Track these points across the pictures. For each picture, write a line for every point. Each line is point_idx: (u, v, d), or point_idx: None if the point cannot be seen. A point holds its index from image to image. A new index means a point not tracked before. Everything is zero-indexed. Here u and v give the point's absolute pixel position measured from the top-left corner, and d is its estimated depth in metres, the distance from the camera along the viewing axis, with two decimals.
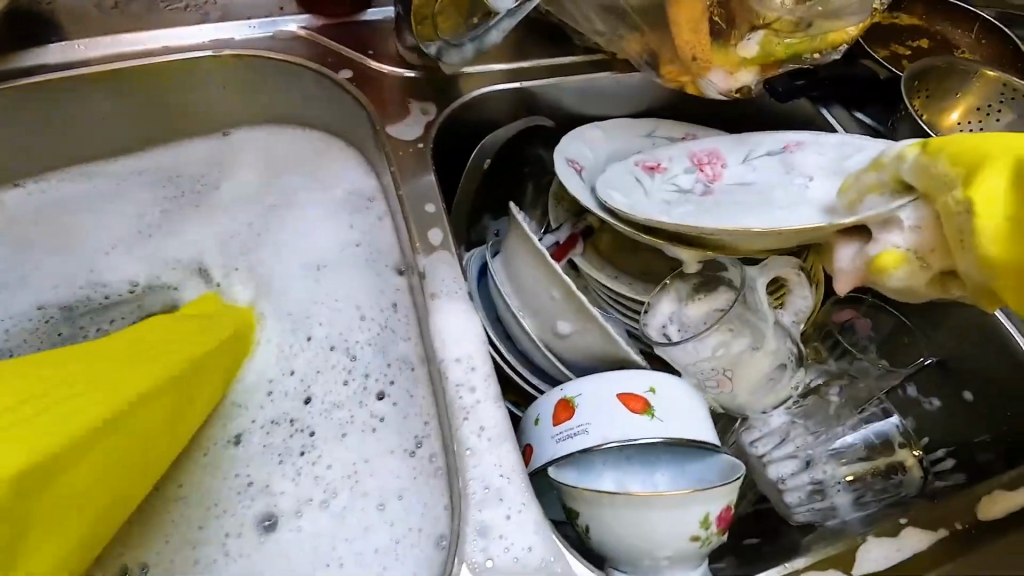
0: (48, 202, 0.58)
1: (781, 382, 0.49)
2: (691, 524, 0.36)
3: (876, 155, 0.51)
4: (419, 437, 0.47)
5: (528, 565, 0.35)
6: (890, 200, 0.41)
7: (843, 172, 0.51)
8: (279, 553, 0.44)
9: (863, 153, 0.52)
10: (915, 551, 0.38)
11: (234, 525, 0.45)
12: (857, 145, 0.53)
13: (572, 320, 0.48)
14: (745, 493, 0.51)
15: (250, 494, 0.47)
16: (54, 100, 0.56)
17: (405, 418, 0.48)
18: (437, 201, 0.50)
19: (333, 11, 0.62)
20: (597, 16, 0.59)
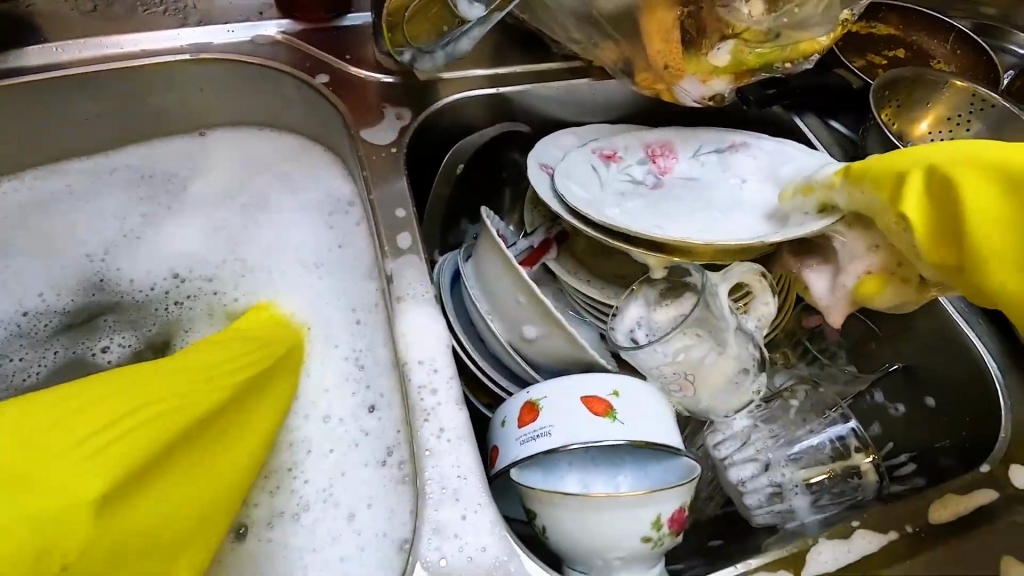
0: (25, 203, 0.59)
1: (744, 386, 0.49)
2: (643, 525, 0.37)
3: (806, 165, 0.57)
4: (390, 447, 0.47)
5: (482, 565, 0.35)
6: (816, 218, 0.49)
7: (777, 181, 0.57)
8: (249, 553, 0.44)
9: (794, 162, 0.58)
10: (866, 553, 0.39)
11: None
12: (791, 152, 0.59)
13: (538, 325, 0.49)
14: (714, 494, 0.51)
15: None
16: (32, 102, 0.56)
17: (380, 424, 0.49)
18: (408, 206, 0.51)
19: (312, 16, 0.63)
20: (572, 23, 0.60)
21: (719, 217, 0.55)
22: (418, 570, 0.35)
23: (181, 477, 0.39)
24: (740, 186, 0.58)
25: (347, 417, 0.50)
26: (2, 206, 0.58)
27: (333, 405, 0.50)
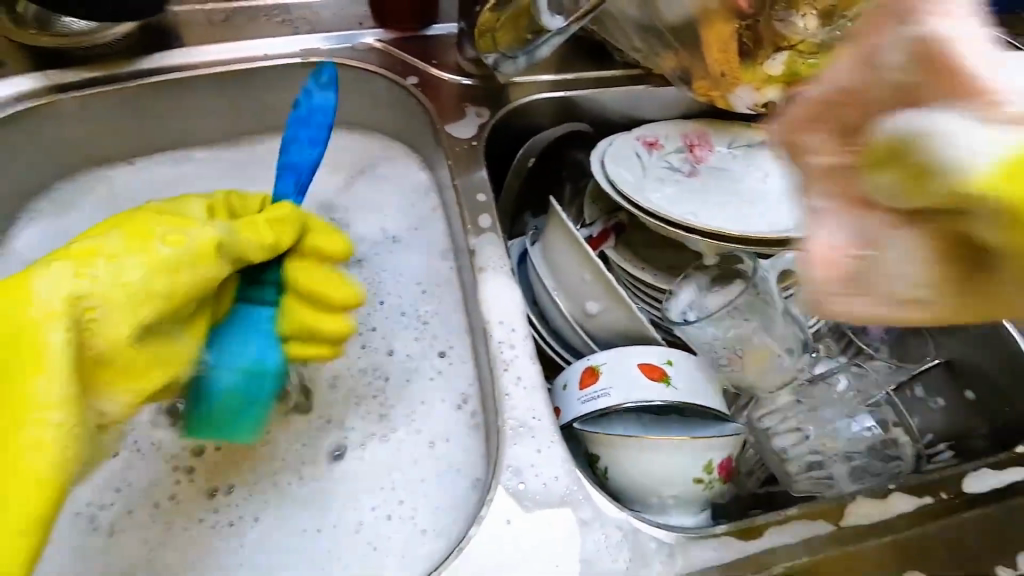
0: (148, 180, 0.65)
1: (787, 364, 0.55)
2: (696, 468, 0.43)
3: None
4: (463, 394, 0.54)
5: (554, 491, 0.41)
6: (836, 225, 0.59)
7: (801, 180, 0.65)
8: (347, 479, 0.51)
9: None
10: (901, 512, 0.43)
11: (309, 453, 0.52)
12: None
13: (601, 300, 0.54)
14: (755, 471, 0.54)
15: (322, 428, 0.53)
16: (168, 93, 0.64)
17: (456, 378, 0.55)
18: (487, 192, 0.58)
19: (403, 26, 0.71)
20: (636, 35, 0.66)
21: (749, 209, 0.63)
22: (500, 491, 0.41)
23: (18, 384, 0.34)
24: (764, 181, 0.66)
25: (423, 369, 0.56)
26: (126, 182, 0.65)
27: (414, 359, 0.57)
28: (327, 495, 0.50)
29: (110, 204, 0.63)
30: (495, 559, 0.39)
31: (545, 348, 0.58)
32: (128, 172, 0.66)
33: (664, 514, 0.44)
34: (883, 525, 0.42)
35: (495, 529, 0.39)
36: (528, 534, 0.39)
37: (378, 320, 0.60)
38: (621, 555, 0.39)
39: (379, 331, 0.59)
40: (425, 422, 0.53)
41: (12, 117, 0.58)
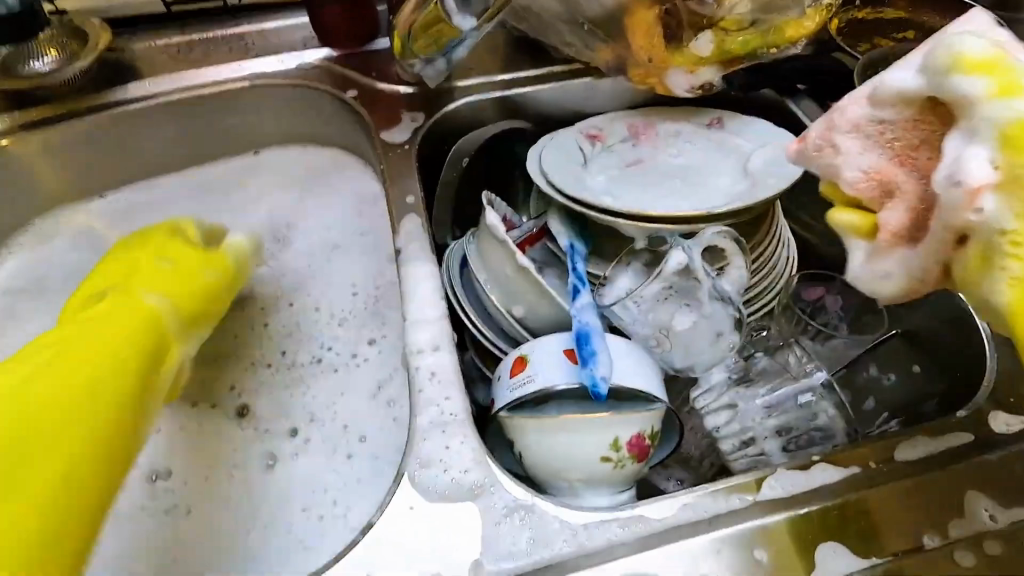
0: (120, 208, 0.71)
1: (722, 342, 0.51)
2: (600, 445, 0.41)
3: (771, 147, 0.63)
4: (382, 381, 0.57)
5: (462, 485, 0.40)
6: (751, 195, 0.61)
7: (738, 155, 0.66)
8: (281, 488, 0.51)
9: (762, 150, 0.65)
10: (822, 482, 0.40)
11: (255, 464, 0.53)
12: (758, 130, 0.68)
13: (523, 303, 0.55)
14: (710, 459, 0.50)
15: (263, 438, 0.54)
16: (124, 124, 0.68)
17: (383, 366, 0.58)
18: (417, 193, 0.59)
19: (345, 44, 0.74)
20: (565, 30, 0.68)
21: (679, 185, 0.65)
22: (403, 484, 0.40)
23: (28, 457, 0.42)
24: (685, 157, 0.69)
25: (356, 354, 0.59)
26: (94, 211, 0.70)
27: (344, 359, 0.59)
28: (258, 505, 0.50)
29: (82, 232, 0.69)
30: (393, 548, 0.38)
31: (483, 342, 0.57)
32: (99, 203, 0.71)
33: (576, 496, 0.42)
34: (803, 496, 0.40)
35: (397, 516, 0.39)
36: (431, 523, 0.39)
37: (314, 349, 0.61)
38: (523, 536, 0.38)
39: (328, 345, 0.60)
40: (344, 410, 0.55)
41: None
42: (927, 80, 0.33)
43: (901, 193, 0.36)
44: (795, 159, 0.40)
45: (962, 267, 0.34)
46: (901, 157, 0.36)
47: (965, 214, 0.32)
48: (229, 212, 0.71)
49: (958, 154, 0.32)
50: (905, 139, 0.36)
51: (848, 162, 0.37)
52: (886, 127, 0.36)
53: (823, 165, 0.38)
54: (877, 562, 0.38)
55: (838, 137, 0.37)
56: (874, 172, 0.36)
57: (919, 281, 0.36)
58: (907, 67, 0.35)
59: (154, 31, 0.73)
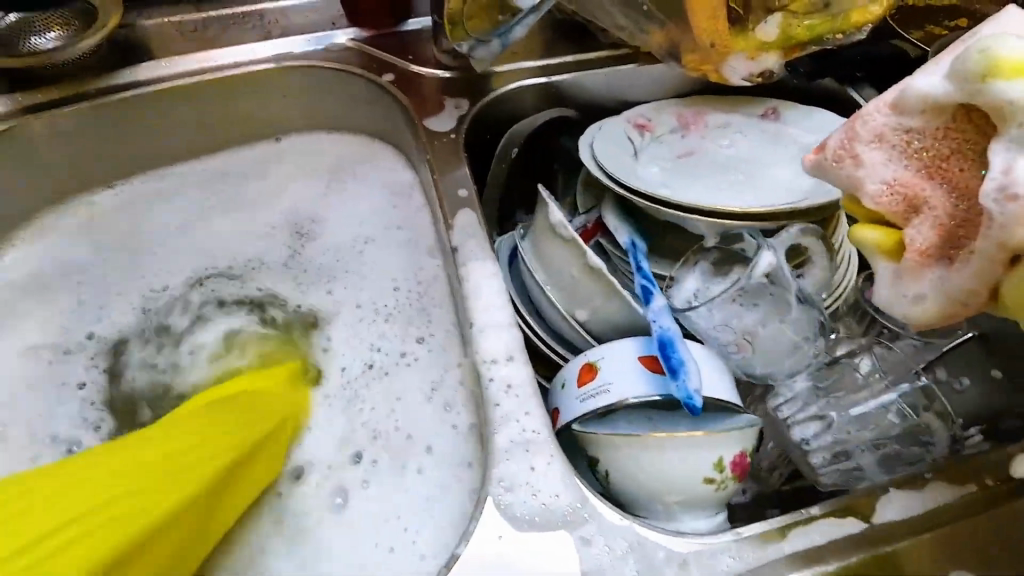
0: (133, 200, 0.65)
1: (804, 349, 0.48)
2: (702, 466, 0.38)
3: None
4: (434, 387, 0.53)
5: (555, 511, 0.36)
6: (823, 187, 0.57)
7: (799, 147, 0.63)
8: (342, 516, 0.48)
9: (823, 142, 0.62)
10: (938, 503, 0.37)
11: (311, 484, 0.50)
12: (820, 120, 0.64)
13: (587, 306, 0.51)
14: (778, 466, 0.49)
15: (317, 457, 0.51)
16: (138, 108, 0.62)
17: (433, 373, 0.54)
18: (469, 186, 0.55)
19: (377, 23, 0.68)
20: (618, 12, 0.63)
21: (741, 179, 0.61)
22: (487, 512, 0.36)
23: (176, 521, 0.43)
24: (741, 148, 0.65)
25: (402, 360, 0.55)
26: (104, 203, 0.64)
27: (390, 365, 0.55)
28: (320, 528, 0.47)
29: (92, 225, 0.63)
30: None
31: (540, 346, 0.53)
32: (109, 194, 0.65)
33: (672, 520, 0.39)
34: (920, 518, 0.37)
35: (486, 547, 0.35)
36: (525, 555, 0.35)
37: (357, 354, 0.57)
38: (627, 568, 0.35)
39: (372, 351, 0.56)
40: (397, 421, 0.52)
41: None
42: (957, 85, 0.29)
43: (929, 209, 0.31)
44: (810, 170, 0.35)
45: (1019, 291, 0.29)
46: (931, 167, 0.31)
47: (1022, 232, 0.27)
48: (253, 204, 0.66)
49: (1008, 165, 0.27)
50: (935, 148, 0.31)
51: (871, 173, 0.32)
52: (914, 136, 0.31)
53: (842, 178, 0.33)
54: None
55: (860, 147, 0.32)
56: (899, 184, 0.32)
57: (961, 305, 0.31)
58: (935, 70, 0.30)
59: (166, 6, 0.67)
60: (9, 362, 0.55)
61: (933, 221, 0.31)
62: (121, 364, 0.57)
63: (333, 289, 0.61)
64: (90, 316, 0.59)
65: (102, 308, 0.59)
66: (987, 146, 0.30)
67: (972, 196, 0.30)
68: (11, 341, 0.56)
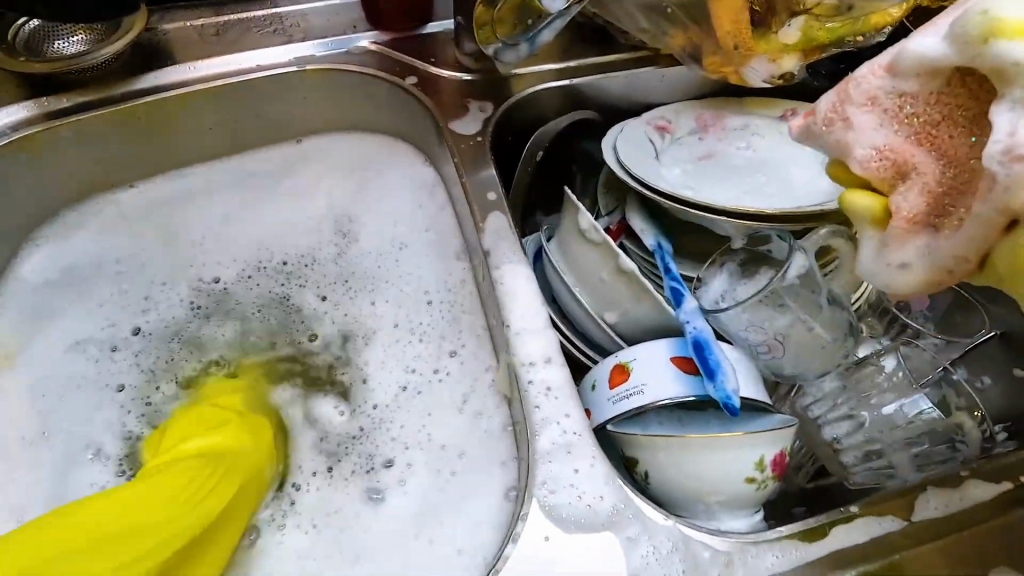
0: (156, 203, 0.65)
1: (833, 349, 0.48)
2: (745, 466, 0.38)
3: None
4: (464, 390, 0.53)
5: (600, 512, 0.37)
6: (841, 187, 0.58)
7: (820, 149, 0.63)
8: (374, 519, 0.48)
9: None
10: (977, 500, 0.38)
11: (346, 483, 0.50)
12: None
13: (617, 308, 0.52)
14: (803, 463, 0.49)
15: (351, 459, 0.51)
16: (163, 113, 0.62)
17: (463, 374, 0.54)
18: (498, 189, 0.55)
19: (398, 26, 0.69)
20: (640, 15, 0.64)
21: (763, 180, 0.62)
22: (533, 513, 0.37)
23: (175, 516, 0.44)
24: (762, 150, 0.65)
25: (431, 362, 0.56)
26: (128, 207, 0.64)
27: (420, 368, 0.56)
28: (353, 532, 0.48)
29: (117, 230, 0.63)
30: None
31: (569, 347, 0.54)
32: (133, 198, 0.65)
33: (712, 519, 0.39)
34: (960, 516, 0.37)
35: (534, 549, 0.36)
36: (572, 555, 0.36)
37: (387, 354, 0.57)
38: (674, 568, 0.35)
39: (399, 353, 0.57)
40: (429, 423, 0.52)
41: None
42: (956, 49, 0.28)
43: (918, 174, 0.31)
44: (801, 135, 0.35)
45: (1008, 257, 0.29)
46: (921, 133, 0.31)
47: (1023, 195, 0.26)
48: (278, 207, 0.66)
49: (1013, 128, 0.26)
50: (927, 114, 0.31)
51: (861, 138, 0.32)
52: (907, 101, 0.31)
53: (833, 143, 0.33)
54: None
55: (851, 110, 0.32)
56: (888, 148, 0.31)
57: (946, 272, 0.31)
58: (933, 33, 0.30)
59: (187, 10, 0.67)
60: (39, 366, 0.55)
61: (923, 189, 0.30)
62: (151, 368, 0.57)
63: (360, 292, 0.61)
64: (116, 320, 0.59)
65: (129, 313, 0.59)
66: (982, 111, 0.30)
67: (962, 162, 0.30)
68: (41, 346, 0.56)
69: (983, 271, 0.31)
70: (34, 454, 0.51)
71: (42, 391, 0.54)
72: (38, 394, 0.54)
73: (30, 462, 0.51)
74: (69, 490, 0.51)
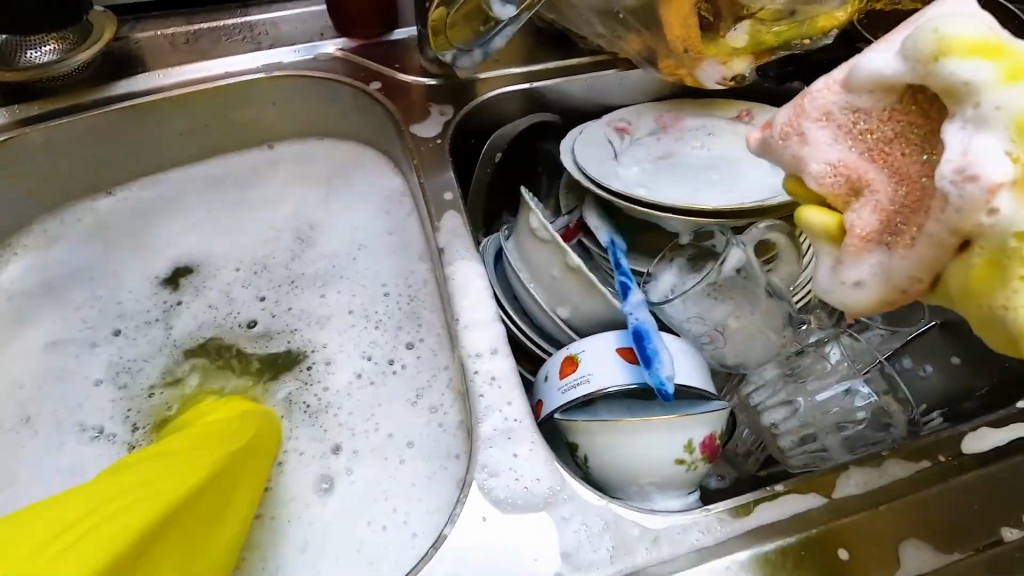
0: (128, 206, 0.67)
1: (774, 339, 0.50)
2: (675, 448, 0.40)
3: None
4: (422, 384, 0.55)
5: (536, 493, 0.39)
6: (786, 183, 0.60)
7: None
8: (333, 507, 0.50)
9: None
10: (895, 478, 0.40)
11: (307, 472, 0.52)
12: None
13: (569, 303, 0.53)
14: (754, 453, 0.51)
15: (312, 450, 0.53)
16: (133, 120, 0.64)
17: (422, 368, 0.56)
18: (455, 190, 0.57)
19: (363, 33, 0.71)
20: (595, 21, 0.66)
21: (715, 178, 0.64)
22: (472, 495, 0.39)
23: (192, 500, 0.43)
24: (716, 150, 0.67)
25: (392, 356, 0.57)
26: (101, 211, 0.66)
27: (380, 363, 0.57)
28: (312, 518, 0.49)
29: (90, 232, 0.65)
30: (470, 564, 0.36)
31: (524, 341, 0.56)
32: (105, 202, 0.67)
33: (647, 499, 0.41)
34: (878, 493, 0.39)
35: (471, 528, 0.38)
36: (507, 534, 0.37)
37: (350, 349, 0.59)
38: (603, 544, 0.37)
39: (362, 348, 0.59)
40: (389, 415, 0.54)
41: None
42: (908, 65, 0.27)
43: (870, 192, 0.29)
44: (759, 149, 0.33)
45: (961, 280, 0.27)
46: (874, 150, 0.30)
47: (975, 215, 0.25)
48: (248, 209, 0.68)
49: (966, 146, 0.25)
50: (880, 130, 0.29)
51: (815, 153, 0.31)
52: (861, 117, 0.30)
53: (787, 157, 0.32)
54: (957, 558, 0.37)
55: (806, 124, 0.31)
56: (843, 165, 0.30)
57: (899, 293, 0.29)
58: (889, 50, 0.29)
59: (158, 20, 0.69)
60: (12, 365, 0.57)
61: (871, 209, 0.29)
62: (121, 366, 0.59)
63: (325, 290, 0.63)
64: (87, 320, 0.60)
65: (100, 313, 0.61)
66: (933, 129, 0.28)
67: (915, 180, 0.28)
68: (14, 345, 0.58)
69: (936, 292, 0.29)
70: (6, 450, 0.53)
71: (14, 389, 0.56)
72: (11, 391, 0.56)
73: (3, 457, 0.53)
74: (38, 483, 0.52)
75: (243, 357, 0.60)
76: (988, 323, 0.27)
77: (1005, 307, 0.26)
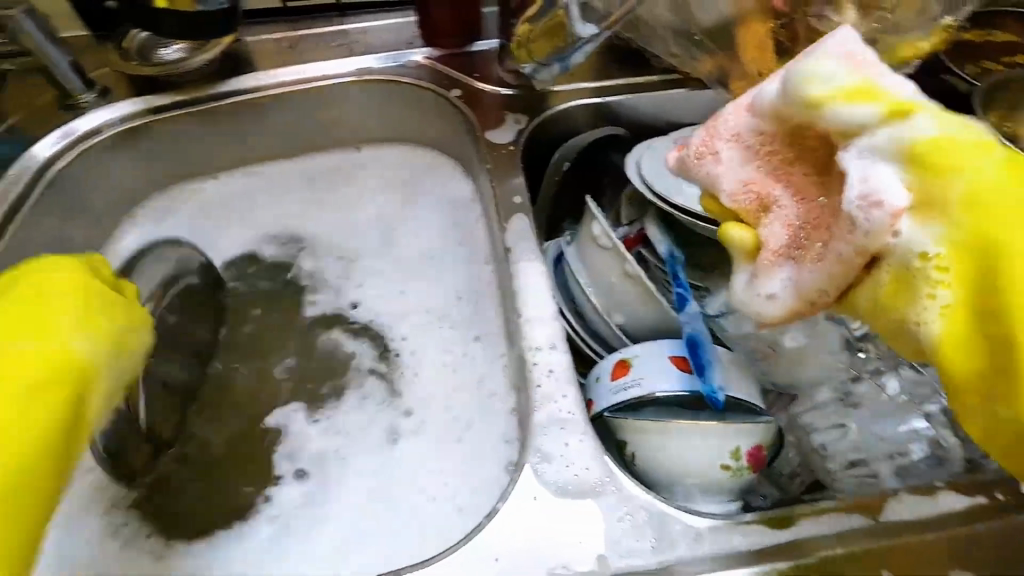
0: (229, 190, 0.74)
1: (828, 361, 0.51)
2: (723, 454, 0.42)
3: None
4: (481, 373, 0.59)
5: (585, 481, 0.41)
6: None
7: None
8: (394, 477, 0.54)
9: None
10: (948, 510, 0.40)
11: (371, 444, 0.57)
12: None
13: (626, 309, 0.56)
14: (799, 475, 0.51)
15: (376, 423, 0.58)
16: (241, 114, 0.72)
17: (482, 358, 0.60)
18: (524, 195, 0.61)
19: (448, 44, 0.76)
20: (670, 41, 0.68)
21: None
22: (525, 476, 0.42)
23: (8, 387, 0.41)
24: None
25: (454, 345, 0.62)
26: (205, 192, 0.74)
27: (442, 350, 0.62)
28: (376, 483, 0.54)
29: (195, 211, 0.73)
30: (519, 537, 0.39)
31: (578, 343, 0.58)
32: (210, 185, 0.75)
33: (690, 500, 0.43)
34: (929, 522, 0.39)
35: (522, 506, 0.41)
36: (556, 515, 0.40)
37: (416, 335, 0.64)
38: (646, 535, 0.39)
39: (426, 335, 0.63)
40: (449, 398, 0.58)
41: (108, 137, 0.67)
42: (793, 106, 0.33)
43: (776, 209, 0.35)
44: (678, 167, 0.39)
45: (871, 293, 0.33)
46: (777, 171, 0.36)
47: (886, 237, 0.30)
48: (332, 199, 0.74)
49: (866, 175, 0.30)
50: (777, 154, 0.35)
51: (724, 173, 0.37)
52: (763, 140, 0.36)
53: (703, 173, 0.38)
54: None
55: (718, 145, 0.37)
56: (752, 184, 0.36)
57: (809, 304, 0.33)
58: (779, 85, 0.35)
59: (268, 25, 0.77)
60: None
61: (786, 221, 0.34)
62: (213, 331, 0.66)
63: (396, 278, 0.68)
64: None
65: None
66: (829, 160, 0.35)
67: (811, 198, 0.34)
68: None
69: (844, 303, 0.35)
70: None
71: None
72: None
73: None
74: None
75: (318, 334, 0.66)
76: (900, 334, 0.33)
77: (916, 322, 0.32)
